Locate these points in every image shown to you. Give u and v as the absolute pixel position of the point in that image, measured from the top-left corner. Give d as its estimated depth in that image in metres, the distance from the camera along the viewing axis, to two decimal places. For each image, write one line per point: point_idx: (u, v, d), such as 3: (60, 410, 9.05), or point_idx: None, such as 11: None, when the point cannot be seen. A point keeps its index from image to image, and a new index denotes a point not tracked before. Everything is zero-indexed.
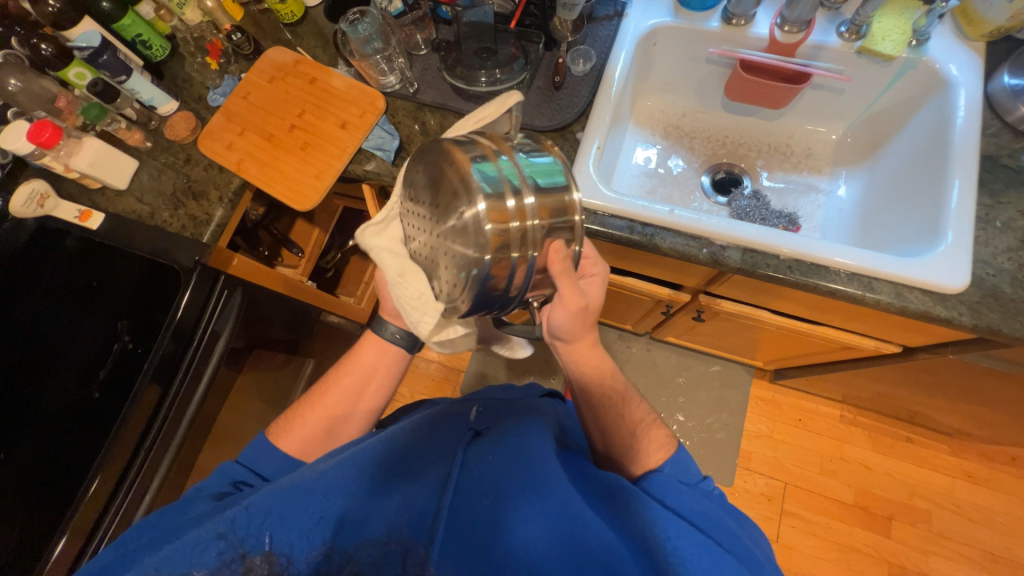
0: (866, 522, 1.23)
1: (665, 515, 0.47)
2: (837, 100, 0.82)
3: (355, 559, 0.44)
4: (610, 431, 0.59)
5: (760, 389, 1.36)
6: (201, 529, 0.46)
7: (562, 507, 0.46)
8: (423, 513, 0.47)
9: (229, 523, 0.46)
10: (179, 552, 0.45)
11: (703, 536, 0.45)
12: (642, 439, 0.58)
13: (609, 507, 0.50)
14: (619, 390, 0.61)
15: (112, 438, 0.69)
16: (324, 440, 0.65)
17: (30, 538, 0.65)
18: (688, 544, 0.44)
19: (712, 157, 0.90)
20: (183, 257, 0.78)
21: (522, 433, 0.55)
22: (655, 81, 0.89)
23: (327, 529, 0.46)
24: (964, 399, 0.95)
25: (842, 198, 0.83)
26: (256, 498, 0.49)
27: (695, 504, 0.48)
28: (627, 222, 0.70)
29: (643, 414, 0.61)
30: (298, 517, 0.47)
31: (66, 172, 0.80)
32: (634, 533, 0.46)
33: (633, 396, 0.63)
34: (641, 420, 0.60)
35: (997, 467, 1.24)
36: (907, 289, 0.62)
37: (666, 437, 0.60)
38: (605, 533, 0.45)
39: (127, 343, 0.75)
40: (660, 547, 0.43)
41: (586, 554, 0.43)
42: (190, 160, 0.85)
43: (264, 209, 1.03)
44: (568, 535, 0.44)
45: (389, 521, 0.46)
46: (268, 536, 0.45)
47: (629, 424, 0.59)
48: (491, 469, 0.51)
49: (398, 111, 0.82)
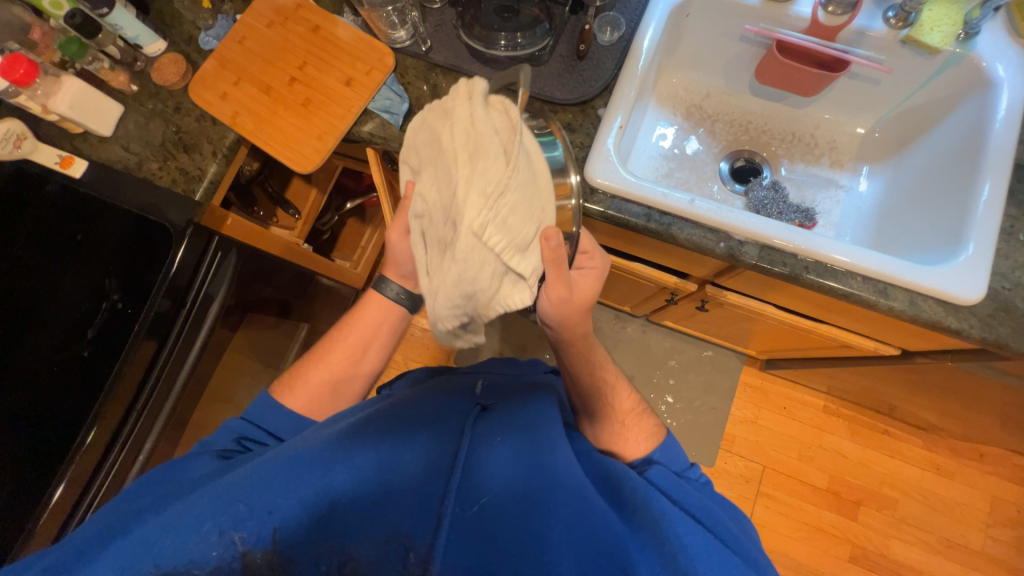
0: (836, 505, 1.29)
1: (673, 511, 0.47)
2: (872, 92, 0.78)
3: (355, 557, 0.43)
4: (597, 413, 0.63)
5: (749, 376, 1.38)
6: (196, 496, 0.46)
7: (572, 501, 0.46)
8: (428, 493, 0.47)
9: (243, 498, 0.45)
10: (183, 526, 0.43)
11: (711, 536, 0.46)
12: (627, 428, 0.61)
13: (613, 498, 0.50)
14: (596, 372, 0.64)
15: (106, 396, 0.68)
16: (321, 391, 0.65)
17: (21, 492, 0.65)
18: (695, 541, 0.44)
19: (733, 143, 0.87)
20: (175, 216, 0.74)
21: (528, 412, 0.56)
22: (681, 57, 0.84)
23: (324, 509, 0.45)
24: (947, 401, 0.98)
25: (862, 195, 0.81)
26: (251, 470, 0.48)
27: (697, 501, 0.50)
28: (645, 209, 0.67)
29: (633, 404, 0.64)
30: (309, 502, 0.45)
31: (43, 114, 0.74)
32: (645, 525, 0.46)
33: (625, 386, 0.65)
34: (630, 410, 0.63)
35: (964, 462, 1.30)
36: (921, 297, 0.62)
37: (655, 427, 0.63)
38: (612, 522, 0.46)
39: (116, 303, 0.71)
40: (667, 543, 0.44)
41: (594, 547, 0.44)
42: (181, 109, 0.78)
43: (259, 165, 0.98)
44: (579, 523, 0.45)
45: (393, 509, 0.46)
46: (274, 527, 0.44)
47: (622, 413, 0.63)
48: (498, 453, 0.51)
49: (408, 71, 0.76)
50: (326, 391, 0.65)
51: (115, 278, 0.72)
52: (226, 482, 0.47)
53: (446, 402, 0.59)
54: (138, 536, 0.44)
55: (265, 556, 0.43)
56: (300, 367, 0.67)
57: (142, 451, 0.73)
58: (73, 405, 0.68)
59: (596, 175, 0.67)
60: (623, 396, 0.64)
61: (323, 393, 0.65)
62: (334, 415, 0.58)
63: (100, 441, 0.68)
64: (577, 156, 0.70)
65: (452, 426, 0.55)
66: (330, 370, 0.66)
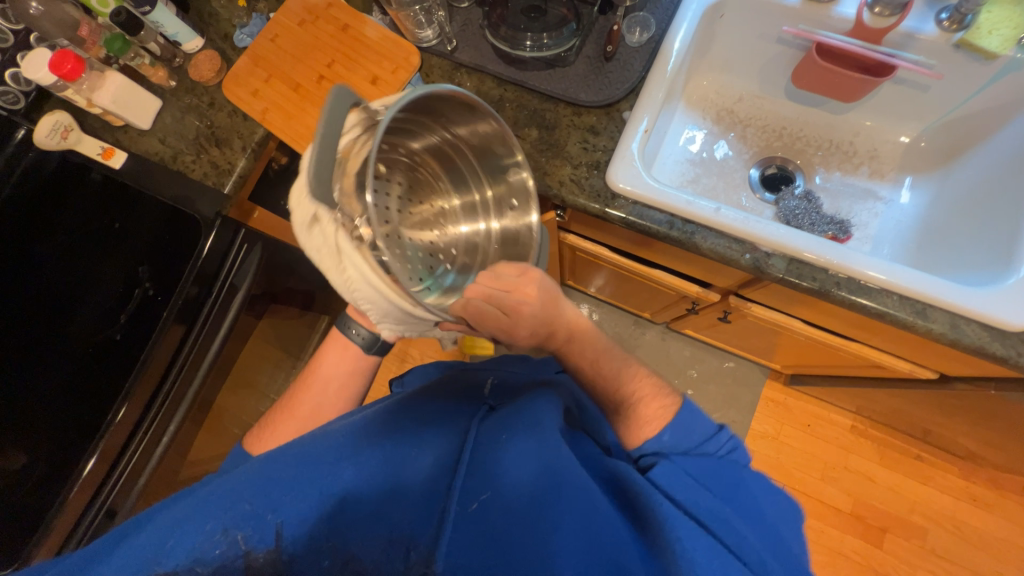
0: (859, 531, 1.23)
1: (674, 514, 0.45)
2: (919, 99, 0.73)
3: (358, 557, 0.43)
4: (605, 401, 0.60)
5: (772, 390, 1.33)
6: (208, 492, 0.47)
7: (579, 505, 0.44)
8: (433, 493, 0.47)
9: (250, 494, 0.46)
10: (195, 520, 0.45)
11: (712, 540, 0.43)
12: (632, 414, 0.57)
13: (621, 500, 0.49)
14: (605, 379, 0.61)
15: (136, 375, 0.71)
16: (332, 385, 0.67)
17: (54, 467, 0.68)
18: (699, 547, 0.42)
19: (765, 150, 0.83)
20: (204, 207, 0.77)
21: (534, 407, 0.55)
22: (714, 59, 0.81)
23: (329, 504, 0.46)
24: (988, 429, 0.92)
25: (903, 207, 0.77)
26: (263, 463, 0.49)
27: (704, 500, 0.46)
28: (668, 216, 0.65)
29: (641, 387, 0.59)
30: (316, 498, 0.46)
31: (88, 107, 0.78)
32: (649, 528, 0.45)
33: (620, 373, 0.61)
34: (636, 394, 0.58)
35: (1004, 494, 1.22)
36: (964, 321, 0.58)
37: (661, 409, 0.57)
38: (613, 524, 0.44)
39: (148, 290, 0.74)
40: (668, 548, 0.42)
41: (597, 553, 0.42)
42: (215, 104, 0.81)
43: (286, 159, 1.00)
44: (589, 528, 0.43)
45: (397, 507, 0.46)
46: (279, 522, 0.44)
47: (623, 401, 0.59)
48: (505, 449, 0.50)
49: (433, 70, 0.76)
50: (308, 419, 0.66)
51: (148, 265, 0.74)
52: (238, 477, 0.48)
53: (456, 402, 0.59)
54: (151, 531, 0.45)
55: (268, 556, 0.43)
56: (272, 416, 0.68)
57: (168, 429, 0.76)
58: (102, 389, 0.70)
59: (617, 180, 0.65)
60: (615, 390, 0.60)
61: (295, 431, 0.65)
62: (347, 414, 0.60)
63: (129, 417, 0.71)
64: (600, 160, 0.68)
65: (459, 427, 0.55)
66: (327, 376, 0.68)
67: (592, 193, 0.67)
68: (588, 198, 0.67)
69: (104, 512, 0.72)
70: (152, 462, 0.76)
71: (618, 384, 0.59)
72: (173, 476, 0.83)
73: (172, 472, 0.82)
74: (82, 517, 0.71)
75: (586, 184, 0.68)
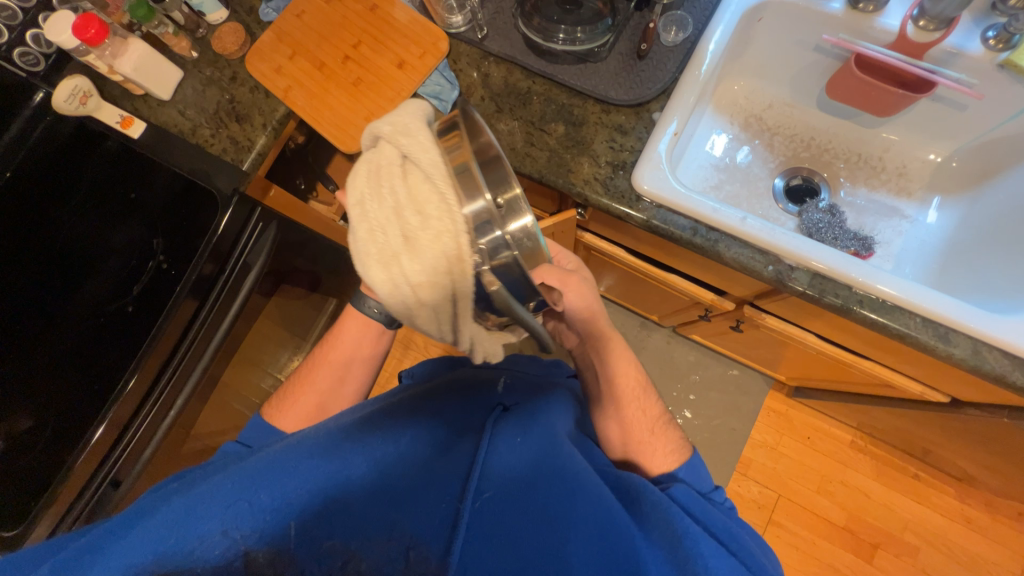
0: (851, 545, 1.24)
1: (697, 532, 0.45)
2: (955, 118, 0.72)
3: (359, 557, 0.43)
4: (626, 424, 0.60)
5: (774, 400, 1.33)
6: (215, 480, 0.46)
7: (592, 515, 0.45)
8: (446, 494, 0.47)
9: (253, 490, 0.45)
10: (194, 514, 0.43)
11: (736, 562, 0.44)
12: (651, 446, 0.58)
13: (631, 509, 0.49)
14: (633, 395, 0.62)
15: (147, 348, 0.70)
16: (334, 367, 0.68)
17: (63, 434, 0.68)
18: (722, 565, 0.43)
19: (791, 160, 0.82)
20: (223, 184, 0.76)
21: (547, 416, 0.56)
22: (747, 63, 0.79)
23: (337, 503, 0.46)
24: (990, 455, 0.92)
25: (928, 227, 0.75)
26: (271, 455, 0.49)
27: (719, 519, 0.48)
28: (692, 222, 0.64)
29: (653, 416, 0.61)
30: (323, 493, 0.46)
31: (109, 73, 0.77)
32: (662, 539, 0.45)
33: (648, 396, 0.63)
34: (654, 424, 0.60)
35: (998, 518, 1.22)
36: (986, 347, 0.57)
37: (677, 443, 0.59)
38: (630, 534, 0.45)
39: (162, 263, 0.73)
40: (690, 561, 0.42)
41: (614, 559, 0.43)
42: (237, 79, 0.80)
43: (304, 138, 0.99)
44: (604, 540, 0.44)
45: (405, 512, 0.45)
46: (292, 525, 0.44)
47: (649, 422, 0.60)
48: (518, 454, 0.51)
49: (461, 57, 0.75)
50: (314, 410, 0.66)
51: (163, 237, 0.74)
52: (244, 468, 0.48)
53: (468, 402, 0.59)
54: (150, 522, 0.43)
55: (269, 554, 0.43)
56: (288, 390, 0.69)
57: (175, 404, 0.76)
58: (111, 360, 0.70)
59: (643, 182, 0.64)
60: (644, 409, 0.61)
61: (312, 405, 0.66)
62: (350, 407, 0.59)
63: (139, 389, 0.71)
64: (627, 161, 0.67)
65: (472, 428, 0.55)
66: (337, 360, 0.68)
67: (616, 194, 0.66)
68: (613, 198, 0.66)
69: (109, 483, 0.72)
70: (158, 436, 0.76)
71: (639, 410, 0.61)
72: (176, 449, 0.83)
73: (177, 446, 0.83)
74: (87, 485, 0.71)
75: (612, 184, 0.66)
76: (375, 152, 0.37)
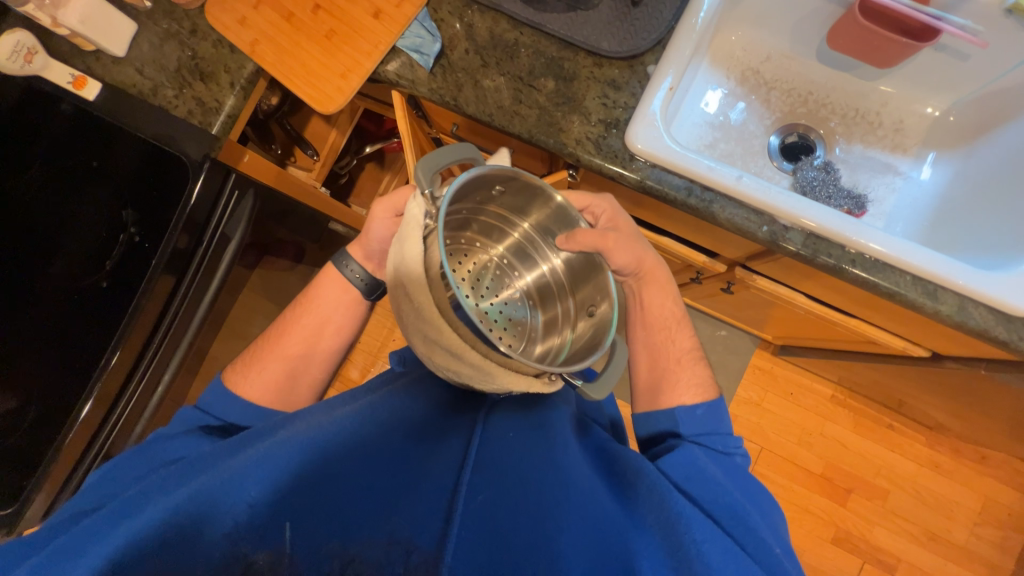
0: (826, 490, 1.31)
1: (690, 514, 0.46)
2: (954, 70, 0.70)
3: (359, 558, 0.41)
4: (655, 357, 0.65)
5: (759, 359, 1.37)
6: (206, 475, 0.46)
7: (585, 506, 0.47)
8: (440, 488, 0.46)
9: (244, 488, 0.44)
10: (187, 508, 0.42)
11: (730, 542, 0.45)
12: (674, 380, 0.62)
13: (625, 493, 0.50)
14: (666, 329, 0.66)
15: (128, 321, 0.68)
16: (322, 337, 0.67)
17: (47, 412, 0.67)
18: (715, 548, 0.44)
19: (787, 116, 0.80)
20: (190, 149, 0.71)
21: (543, 412, 0.57)
22: (746, 11, 0.75)
23: (330, 492, 0.44)
24: (961, 405, 0.96)
25: (920, 184, 0.75)
26: (262, 446, 0.48)
27: (717, 494, 0.50)
28: (686, 182, 0.62)
29: (682, 351, 0.65)
30: (313, 481, 0.45)
31: (53, 27, 0.69)
32: (657, 524, 0.46)
33: (681, 330, 0.66)
34: (683, 355, 0.65)
35: (963, 462, 1.30)
36: (970, 304, 0.58)
37: (703, 379, 0.63)
38: (618, 518, 0.47)
39: (133, 236, 0.69)
40: (681, 545, 0.43)
41: (607, 550, 0.44)
42: (197, 32, 0.73)
43: (277, 100, 0.91)
44: (596, 528, 0.45)
45: (396, 511, 0.44)
46: (287, 526, 0.42)
47: (677, 353, 0.65)
48: (511, 444, 0.52)
49: (442, 6, 0.69)
50: (283, 375, 0.65)
51: (132, 208, 0.69)
52: (235, 462, 0.47)
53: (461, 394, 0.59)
54: (138, 520, 0.42)
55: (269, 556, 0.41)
56: (252, 356, 0.67)
57: (163, 378, 0.75)
58: (87, 338, 0.67)
59: (636, 141, 0.62)
60: (674, 339, 0.66)
61: (277, 373, 0.65)
62: (335, 398, 0.59)
63: (123, 363, 0.69)
64: (620, 118, 0.64)
65: (467, 417, 0.56)
66: (326, 332, 0.67)
67: (608, 153, 0.63)
68: (606, 158, 0.63)
69: (101, 458, 0.72)
70: (149, 408, 0.75)
71: (671, 344, 0.65)
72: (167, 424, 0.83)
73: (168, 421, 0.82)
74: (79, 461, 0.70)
75: (604, 143, 0.64)
76: (414, 307, 0.46)
